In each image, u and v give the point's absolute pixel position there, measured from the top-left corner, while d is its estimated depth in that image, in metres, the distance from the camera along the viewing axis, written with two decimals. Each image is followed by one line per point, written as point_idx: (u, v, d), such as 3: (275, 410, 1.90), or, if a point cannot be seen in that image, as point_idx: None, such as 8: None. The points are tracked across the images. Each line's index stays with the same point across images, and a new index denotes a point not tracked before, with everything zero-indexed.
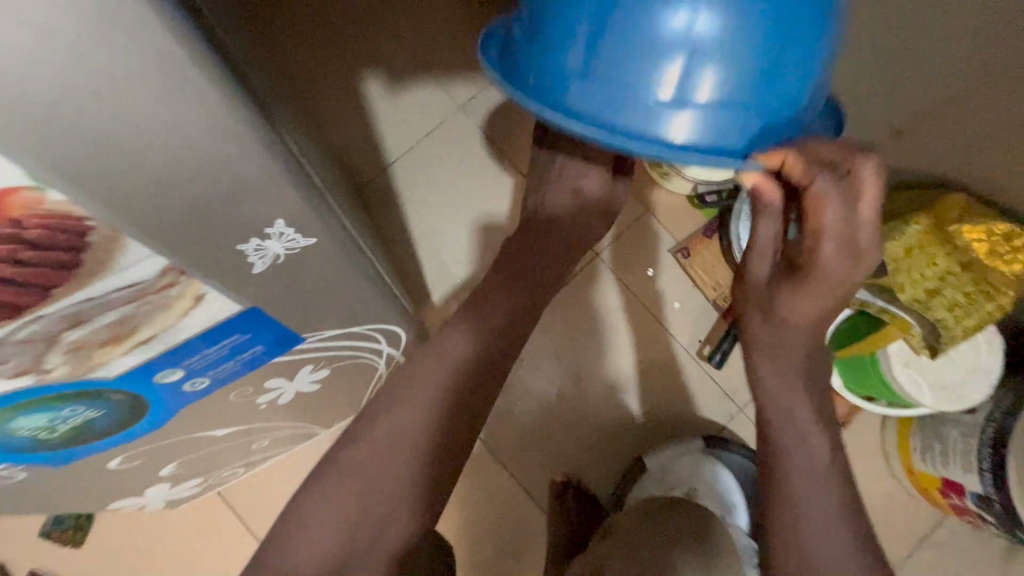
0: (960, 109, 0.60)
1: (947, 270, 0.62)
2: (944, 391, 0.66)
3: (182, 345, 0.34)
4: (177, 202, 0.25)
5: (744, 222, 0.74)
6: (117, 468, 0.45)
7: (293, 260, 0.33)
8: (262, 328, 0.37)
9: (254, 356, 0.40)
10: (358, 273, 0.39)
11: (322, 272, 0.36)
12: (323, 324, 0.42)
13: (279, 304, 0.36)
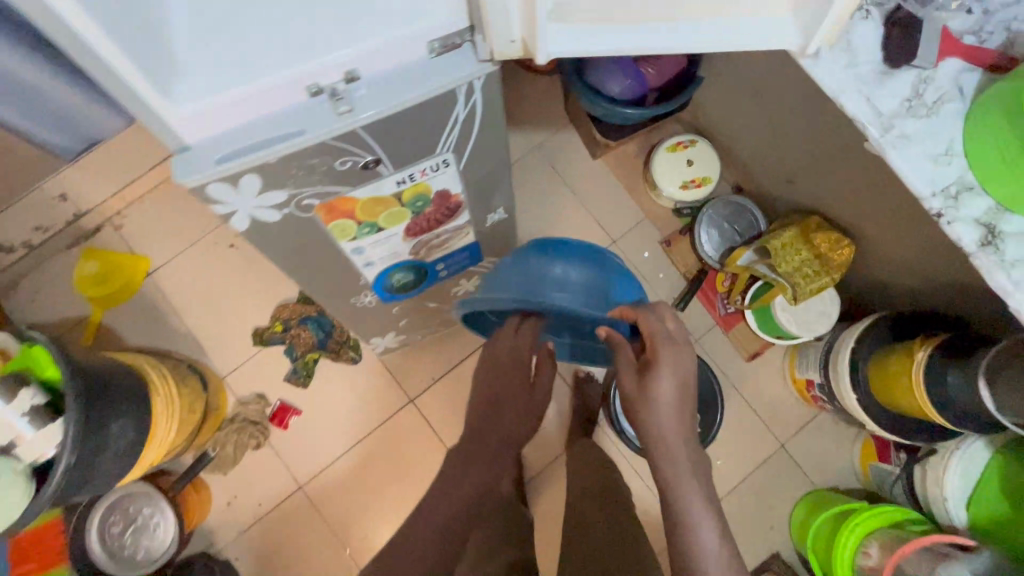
0: (813, 173, 1.12)
1: (805, 256, 1.14)
2: (804, 327, 1.18)
3: (453, 252, 0.88)
4: (483, 200, 0.80)
5: (703, 227, 1.27)
6: (392, 316, 1.00)
7: (499, 222, 0.88)
8: (473, 252, 0.92)
9: (464, 265, 0.94)
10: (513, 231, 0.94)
11: (505, 229, 0.92)
12: (494, 253, 0.97)
13: (488, 240, 0.91)
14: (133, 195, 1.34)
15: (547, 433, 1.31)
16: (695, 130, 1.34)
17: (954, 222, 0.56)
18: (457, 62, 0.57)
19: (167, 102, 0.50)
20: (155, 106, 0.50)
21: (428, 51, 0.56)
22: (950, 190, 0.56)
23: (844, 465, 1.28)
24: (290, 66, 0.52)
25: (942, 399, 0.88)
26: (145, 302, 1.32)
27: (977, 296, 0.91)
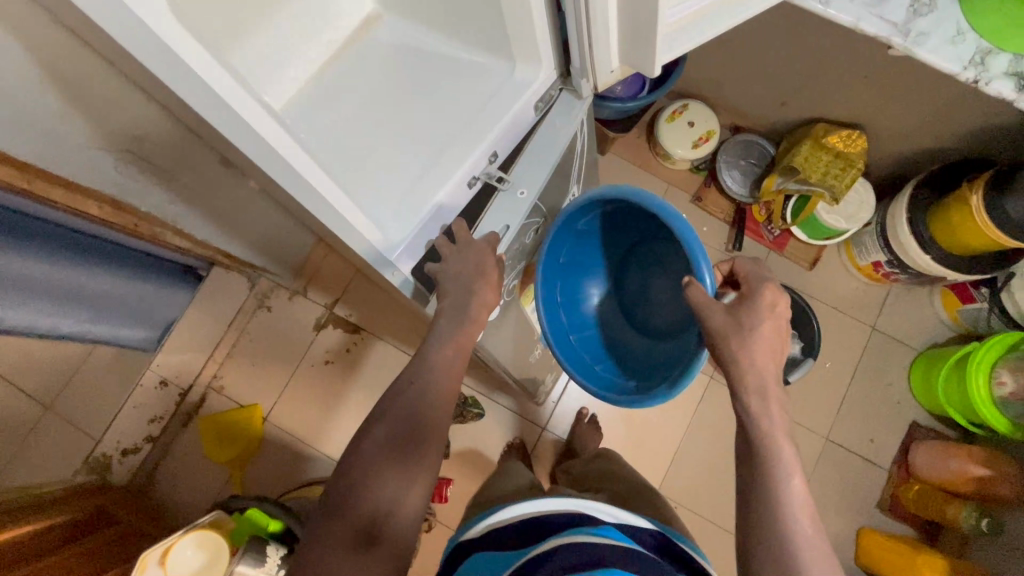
0: (800, 90, 1.25)
1: (829, 159, 1.24)
2: (853, 219, 1.28)
3: (556, 253, 0.92)
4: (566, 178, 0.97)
5: (724, 171, 1.39)
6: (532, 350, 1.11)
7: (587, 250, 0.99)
8: (569, 248, 0.95)
9: (565, 260, 0.95)
10: (613, 286, 1.01)
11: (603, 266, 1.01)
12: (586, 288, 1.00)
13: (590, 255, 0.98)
14: (222, 355, 1.43)
15: (672, 407, 1.38)
16: (679, 96, 1.47)
17: (989, 81, 0.73)
18: (560, 109, 0.81)
19: (387, 240, 0.70)
20: (386, 244, 0.70)
21: (537, 112, 0.79)
22: (975, 59, 0.73)
23: (933, 322, 1.39)
24: (453, 169, 0.74)
25: (1010, 225, 1.00)
26: (272, 444, 1.39)
27: (1000, 127, 1.05)
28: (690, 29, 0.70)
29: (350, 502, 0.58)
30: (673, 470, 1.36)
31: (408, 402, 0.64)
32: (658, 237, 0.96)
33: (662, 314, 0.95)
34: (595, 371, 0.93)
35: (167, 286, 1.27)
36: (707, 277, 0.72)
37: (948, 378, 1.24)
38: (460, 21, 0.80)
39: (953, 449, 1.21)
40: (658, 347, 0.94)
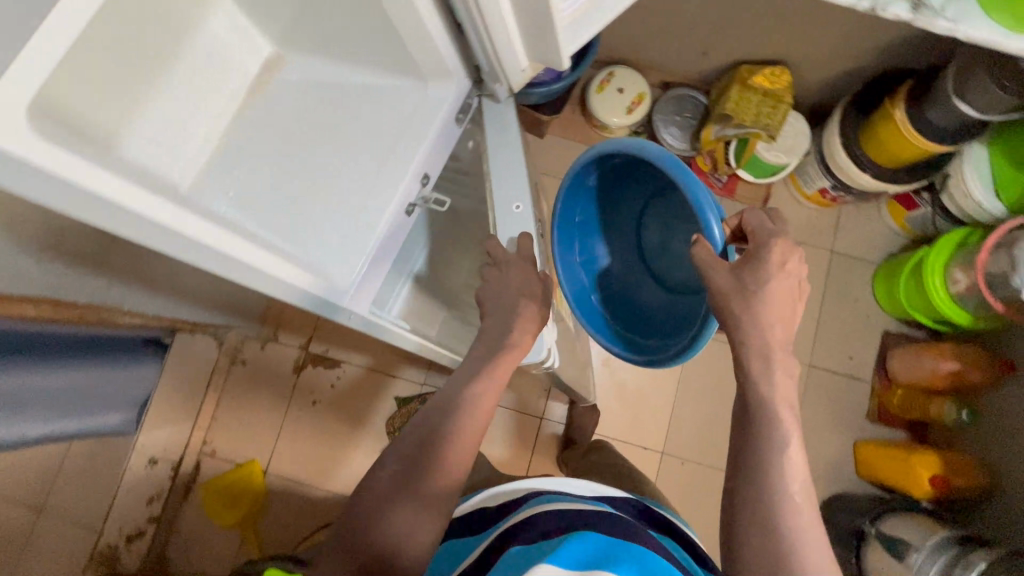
0: (718, 37, 1.26)
1: (758, 99, 1.27)
2: (793, 152, 1.31)
3: (569, 217, 0.93)
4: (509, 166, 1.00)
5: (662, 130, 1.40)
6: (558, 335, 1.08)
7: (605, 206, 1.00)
8: (583, 210, 0.96)
9: (581, 221, 0.97)
10: (631, 243, 1.02)
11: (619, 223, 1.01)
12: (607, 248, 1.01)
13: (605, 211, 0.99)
14: (206, 419, 1.42)
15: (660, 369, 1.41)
16: (603, 64, 1.47)
17: (886, 7, 0.75)
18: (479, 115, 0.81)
19: (337, 289, 0.68)
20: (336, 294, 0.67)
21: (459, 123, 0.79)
22: None
23: (885, 233, 1.44)
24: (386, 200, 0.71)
25: (935, 132, 1.03)
26: (278, 496, 1.38)
27: (909, 40, 1.08)
28: (588, 14, 0.70)
29: (365, 526, 0.64)
30: (673, 428, 1.39)
31: (425, 439, 0.71)
32: (673, 188, 0.95)
33: (683, 267, 0.97)
34: (621, 331, 0.95)
35: (136, 364, 1.22)
36: (716, 230, 0.74)
37: (908, 285, 1.29)
38: (358, 44, 0.77)
39: (926, 351, 1.26)
40: (676, 302, 0.96)
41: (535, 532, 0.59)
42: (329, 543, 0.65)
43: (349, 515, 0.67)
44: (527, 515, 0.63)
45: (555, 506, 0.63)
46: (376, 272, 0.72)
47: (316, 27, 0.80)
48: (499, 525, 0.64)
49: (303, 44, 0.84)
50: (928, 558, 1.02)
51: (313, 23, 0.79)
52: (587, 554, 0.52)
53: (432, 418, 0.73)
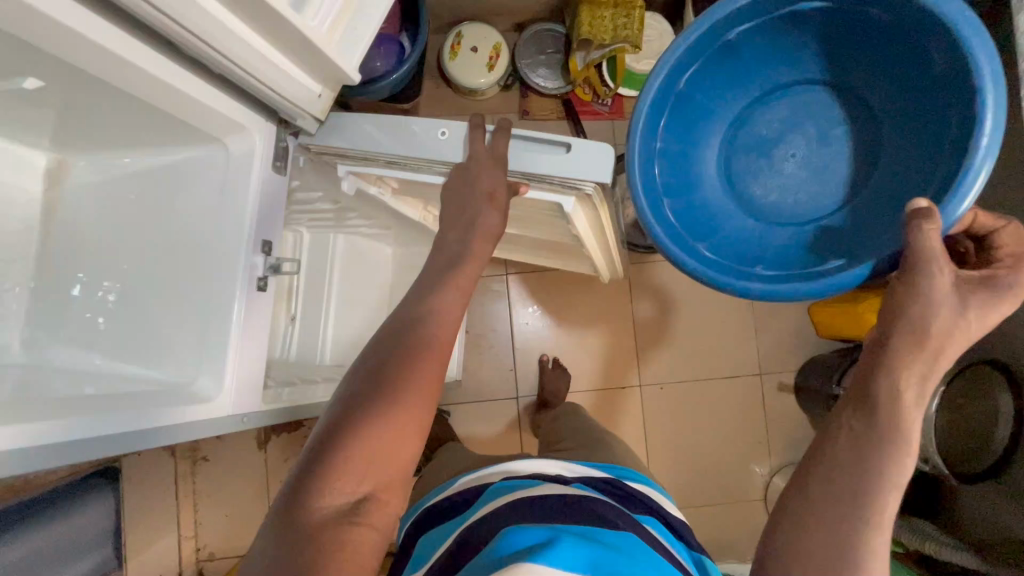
0: None
1: (611, 15, 1.22)
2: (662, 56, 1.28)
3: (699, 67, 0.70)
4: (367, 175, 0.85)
5: (531, 76, 1.34)
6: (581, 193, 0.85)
7: (739, 76, 0.72)
8: (725, 60, 0.71)
9: (699, 82, 0.71)
10: (742, 135, 0.74)
11: (745, 103, 0.73)
12: (704, 142, 0.74)
13: (742, 80, 0.72)
14: (190, 524, 1.33)
15: (613, 307, 1.41)
16: (448, 27, 1.37)
17: None
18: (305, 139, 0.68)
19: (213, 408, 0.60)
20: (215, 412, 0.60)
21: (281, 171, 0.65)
22: None
23: None
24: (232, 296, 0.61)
25: None
26: None
27: None
28: (355, 15, 0.61)
29: (327, 484, 0.51)
30: (646, 358, 1.41)
31: (393, 371, 0.57)
32: (820, 84, 0.71)
33: (795, 194, 0.71)
34: (698, 250, 0.70)
35: (71, 513, 1.15)
36: (983, 60, 0.56)
37: None
38: (119, 117, 0.61)
39: None
40: (777, 233, 0.71)
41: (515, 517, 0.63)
42: (281, 513, 0.50)
43: (305, 465, 0.53)
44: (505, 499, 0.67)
45: (532, 491, 0.68)
46: (252, 370, 0.64)
47: (61, 111, 0.62)
48: (499, 495, 0.69)
49: (63, 133, 0.66)
50: None
51: (54, 109, 0.61)
52: (575, 554, 0.56)
53: (395, 343, 0.59)
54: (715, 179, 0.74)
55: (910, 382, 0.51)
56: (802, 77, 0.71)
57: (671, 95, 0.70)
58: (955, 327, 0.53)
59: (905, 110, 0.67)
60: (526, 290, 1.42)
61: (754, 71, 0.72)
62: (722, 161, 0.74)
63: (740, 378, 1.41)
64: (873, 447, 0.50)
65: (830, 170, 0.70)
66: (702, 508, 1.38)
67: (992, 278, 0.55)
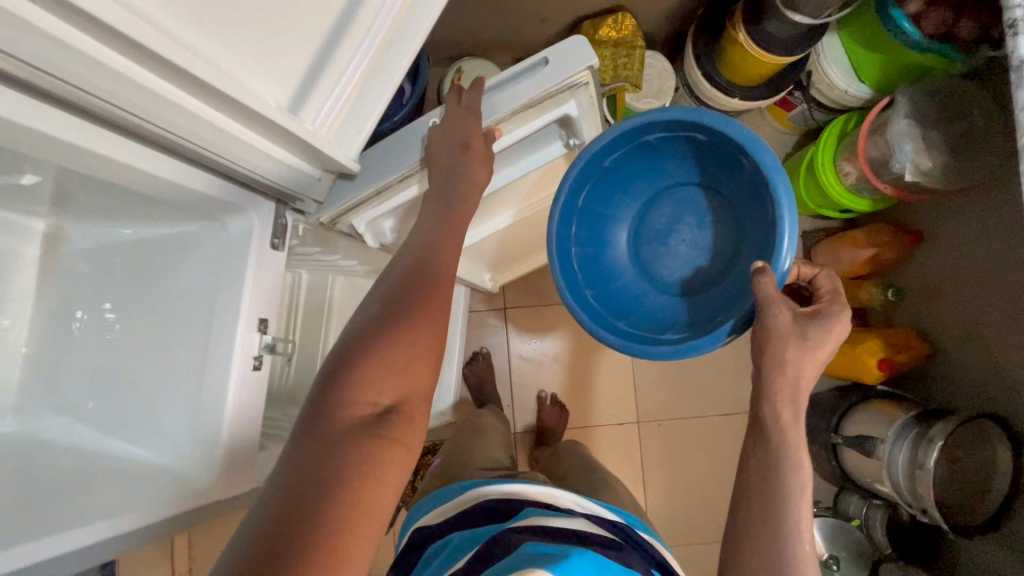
0: (549, 8, 1.19)
1: (609, 54, 1.21)
2: (661, 94, 1.27)
3: (591, 181, 0.85)
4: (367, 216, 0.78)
5: None
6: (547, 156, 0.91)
7: (626, 183, 0.88)
8: (608, 176, 0.86)
9: (595, 192, 0.87)
10: (643, 224, 0.90)
11: (640, 203, 0.90)
12: (615, 234, 0.90)
13: (630, 184, 0.89)
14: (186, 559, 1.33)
15: (610, 342, 1.41)
16: (449, 61, 1.37)
17: None
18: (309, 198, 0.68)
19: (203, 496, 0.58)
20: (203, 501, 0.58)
21: (279, 249, 0.64)
22: None
23: (775, 137, 1.43)
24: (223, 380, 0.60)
25: (779, 46, 0.98)
26: None
27: None
28: (355, 112, 0.64)
29: (347, 391, 0.53)
30: (642, 393, 1.41)
31: (414, 298, 0.60)
32: (687, 183, 0.87)
33: (693, 271, 0.87)
34: (619, 327, 0.84)
35: None
36: (778, 183, 0.71)
37: (807, 185, 1.29)
38: (119, 201, 0.60)
39: (842, 242, 1.29)
40: (680, 304, 0.87)
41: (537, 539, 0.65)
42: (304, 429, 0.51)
43: (327, 372, 0.55)
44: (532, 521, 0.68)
45: (557, 520, 0.69)
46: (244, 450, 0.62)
47: (61, 190, 0.61)
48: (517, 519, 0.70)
49: (62, 208, 0.65)
50: (896, 445, 1.06)
51: (54, 188, 0.60)
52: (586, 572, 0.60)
53: (416, 272, 0.63)
54: (630, 264, 0.90)
55: (785, 406, 0.61)
56: (675, 178, 0.87)
57: (578, 204, 0.85)
58: (796, 354, 0.62)
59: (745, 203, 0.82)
60: (525, 325, 1.42)
61: (639, 178, 0.88)
62: (633, 247, 0.91)
63: (737, 415, 1.40)
64: (782, 471, 0.59)
65: (712, 248, 0.86)
66: (698, 545, 1.38)
67: (820, 311, 0.65)
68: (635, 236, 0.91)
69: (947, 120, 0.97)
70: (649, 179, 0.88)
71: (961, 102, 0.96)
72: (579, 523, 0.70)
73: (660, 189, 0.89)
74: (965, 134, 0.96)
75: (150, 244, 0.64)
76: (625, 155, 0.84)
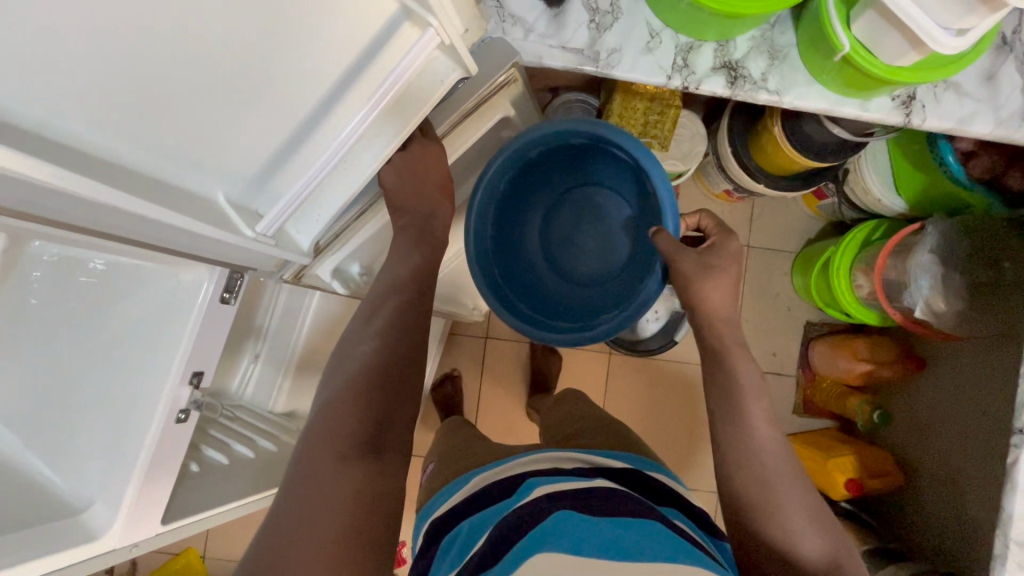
0: None
1: (641, 110, 1.14)
2: (689, 158, 1.19)
3: (497, 188, 0.80)
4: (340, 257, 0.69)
5: None
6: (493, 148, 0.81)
7: (522, 184, 0.84)
8: (509, 183, 0.82)
9: (503, 199, 0.82)
10: (547, 226, 0.86)
11: (541, 205, 0.86)
12: (524, 236, 0.86)
13: (528, 184, 0.84)
14: None
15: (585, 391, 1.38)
16: None
17: (699, 84, 0.59)
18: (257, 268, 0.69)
19: (102, 538, 0.61)
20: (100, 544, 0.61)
21: (229, 304, 0.68)
22: (677, 63, 0.59)
23: (801, 219, 1.35)
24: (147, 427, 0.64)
25: (811, 149, 0.91)
26: None
27: None
28: (313, 207, 0.56)
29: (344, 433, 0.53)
30: None
31: (386, 359, 0.58)
32: (578, 177, 0.85)
33: (602, 261, 0.85)
34: (553, 327, 0.81)
35: None
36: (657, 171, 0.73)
37: (820, 281, 1.22)
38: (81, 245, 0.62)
39: (842, 347, 1.25)
40: (599, 293, 0.85)
41: (566, 501, 0.56)
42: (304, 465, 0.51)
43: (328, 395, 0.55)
44: (545, 492, 0.58)
45: (567, 483, 0.60)
46: (157, 487, 0.65)
47: (22, 229, 0.60)
48: (524, 494, 0.60)
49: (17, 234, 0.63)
50: None
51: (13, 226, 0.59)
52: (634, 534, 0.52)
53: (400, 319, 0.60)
54: (547, 265, 0.87)
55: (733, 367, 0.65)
56: (565, 177, 0.85)
57: (490, 214, 0.80)
58: (710, 285, 0.67)
59: (632, 182, 0.81)
60: (503, 357, 1.40)
61: (536, 184, 0.84)
62: (548, 248, 0.86)
63: (698, 492, 1.37)
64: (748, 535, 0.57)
65: (613, 233, 0.84)
66: None
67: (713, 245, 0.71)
68: (544, 238, 0.87)
69: (981, 263, 0.89)
70: (543, 181, 0.85)
71: (996, 246, 0.89)
72: (599, 482, 0.61)
73: (556, 189, 0.85)
74: (994, 283, 0.88)
75: (120, 278, 0.66)
76: (520, 163, 0.80)
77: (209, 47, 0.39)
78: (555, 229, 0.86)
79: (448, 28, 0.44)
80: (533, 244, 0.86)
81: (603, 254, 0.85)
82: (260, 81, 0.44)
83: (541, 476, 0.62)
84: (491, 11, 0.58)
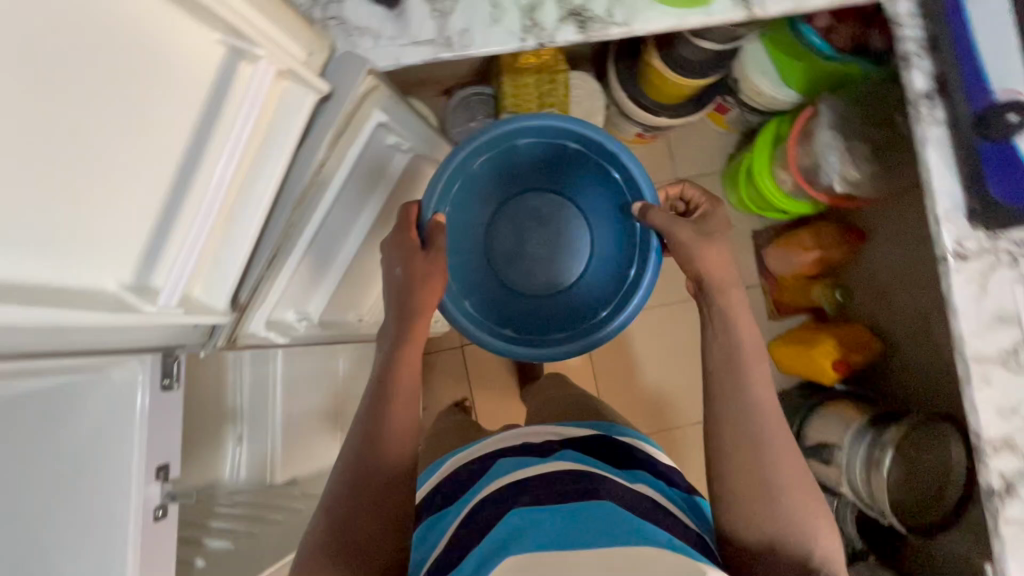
0: None
1: (532, 82, 1.17)
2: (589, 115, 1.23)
3: (451, 217, 0.82)
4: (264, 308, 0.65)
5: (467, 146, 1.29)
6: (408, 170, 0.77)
7: (473, 210, 0.86)
8: (461, 208, 0.84)
9: (456, 227, 0.84)
10: (507, 246, 0.89)
11: (493, 225, 0.89)
12: (491, 260, 0.89)
13: (479, 209, 0.87)
14: None
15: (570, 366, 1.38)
16: None
17: (554, 37, 0.61)
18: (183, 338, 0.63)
19: None
20: None
21: (170, 387, 0.61)
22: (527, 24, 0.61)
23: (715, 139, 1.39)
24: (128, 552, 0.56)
25: (690, 70, 0.95)
26: None
27: None
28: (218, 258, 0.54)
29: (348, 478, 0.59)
30: None
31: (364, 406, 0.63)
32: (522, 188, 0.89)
33: (570, 263, 0.89)
34: (553, 341, 0.83)
35: None
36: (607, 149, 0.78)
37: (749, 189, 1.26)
38: None
39: (789, 243, 1.27)
40: (577, 295, 0.88)
41: (526, 492, 0.59)
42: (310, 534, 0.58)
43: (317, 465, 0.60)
44: (504, 482, 0.63)
45: (529, 466, 0.65)
46: None
47: None
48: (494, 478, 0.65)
49: None
50: (853, 450, 1.09)
51: None
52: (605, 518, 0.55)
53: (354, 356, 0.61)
54: (517, 281, 0.89)
55: None
56: (509, 190, 0.88)
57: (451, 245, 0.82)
58: (704, 249, 0.68)
59: (572, 179, 0.87)
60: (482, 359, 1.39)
61: (487, 200, 0.87)
62: (514, 265, 0.89)
63: None
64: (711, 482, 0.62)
65: (569, 232, 0.89)
66: None
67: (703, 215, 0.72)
68: (507, 258, 0.89)
69: (875, 125, 0.94)
70: (491, 198, 0.87)
71: (884, 108, 0.94)
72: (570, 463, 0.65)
73: (504, 203, 0.88)
74: (889, 141, 0.94)
75: (56, 400, 0.56)
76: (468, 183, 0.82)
77: (46, 121, 0.36)
78: (517, 246, 0.89)
79: (279, 56, 0.45)
80: (500, 266, 0.89)
81: (570, 255, 0.89)
82: (119, 141, 0.42)
83: (507, 459, 0.68)
84: (335, 30, 0.58)
